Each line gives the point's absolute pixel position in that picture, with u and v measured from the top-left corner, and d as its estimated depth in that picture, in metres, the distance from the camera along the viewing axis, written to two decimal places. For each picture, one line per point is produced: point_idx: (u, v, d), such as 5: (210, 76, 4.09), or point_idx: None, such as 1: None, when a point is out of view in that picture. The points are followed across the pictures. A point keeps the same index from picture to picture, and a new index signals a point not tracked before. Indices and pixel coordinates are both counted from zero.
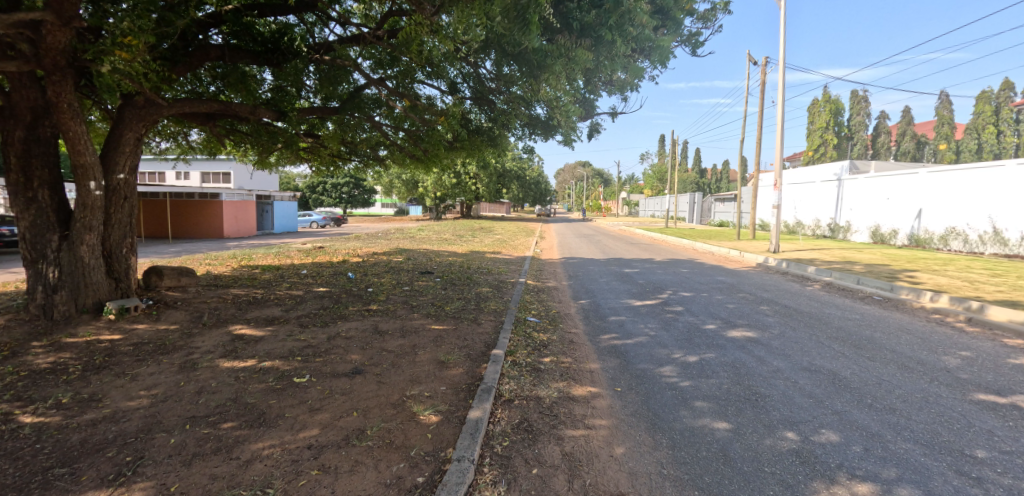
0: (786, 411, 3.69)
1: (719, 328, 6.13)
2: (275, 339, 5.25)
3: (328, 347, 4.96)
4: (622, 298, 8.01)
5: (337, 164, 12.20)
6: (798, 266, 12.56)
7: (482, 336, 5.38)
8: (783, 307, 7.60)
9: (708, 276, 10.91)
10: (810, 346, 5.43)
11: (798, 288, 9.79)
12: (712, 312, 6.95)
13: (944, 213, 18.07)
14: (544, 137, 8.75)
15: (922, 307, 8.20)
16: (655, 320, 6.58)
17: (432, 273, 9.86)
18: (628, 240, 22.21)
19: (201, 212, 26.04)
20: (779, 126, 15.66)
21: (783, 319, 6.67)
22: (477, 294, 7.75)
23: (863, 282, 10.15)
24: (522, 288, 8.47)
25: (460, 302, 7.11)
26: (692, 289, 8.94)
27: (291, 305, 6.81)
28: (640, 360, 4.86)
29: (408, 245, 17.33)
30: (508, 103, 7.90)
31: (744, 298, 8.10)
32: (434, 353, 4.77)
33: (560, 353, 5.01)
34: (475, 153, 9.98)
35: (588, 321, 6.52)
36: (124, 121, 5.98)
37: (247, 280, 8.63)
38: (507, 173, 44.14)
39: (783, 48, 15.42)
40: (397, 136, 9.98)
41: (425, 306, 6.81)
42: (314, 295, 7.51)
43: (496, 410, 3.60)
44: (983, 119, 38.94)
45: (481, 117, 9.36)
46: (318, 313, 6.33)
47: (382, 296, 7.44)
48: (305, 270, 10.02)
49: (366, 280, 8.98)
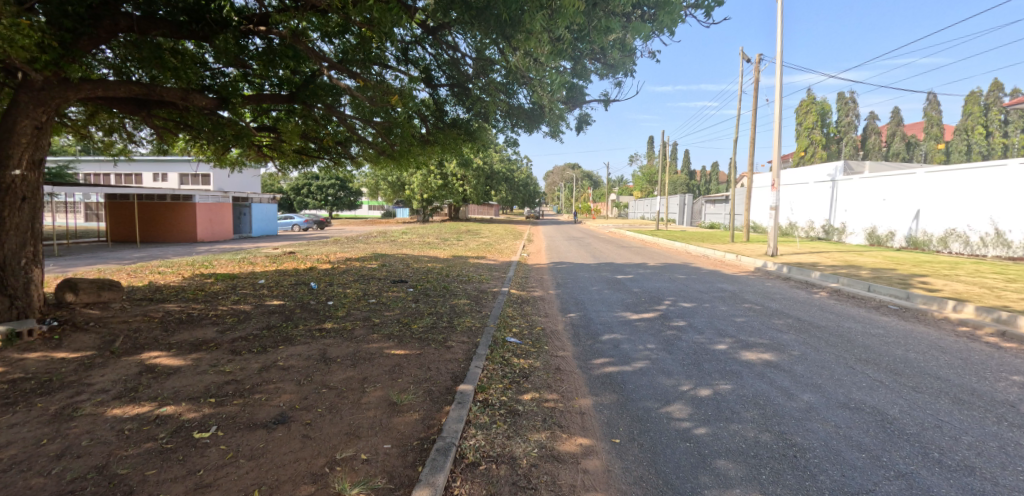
0: (836, 475, 2.82)
1: (730, 349, 5.26)
2: (194, 373, 4.25)
3: (255, 384, 3.98)
4: (616, 310, 7.12)
5: (304, 162, 11.17)
6: (800, 271, 11.80)
7: (450, 364, 4.44)
8: (796, 320, 6.76)
9: (707, 283, 10.06)
10: (840, 373, 4.58)
11: (806, 297, 8.99)
12: (719, 328, 6.08)
13: (943, 214, 17.55)
14: (528, 130, 7.85)
15: (945, 318, 7.42)
16: (655, 338, 5.70)
17: (405, 282, 8.87)
18: (620, 243, 21.39)
19: (172, 215, 24.78)
20: (777, 123, 14.96)
21: (799, 336, 5.83)
22: (452, 308, 6.79)
23: (874, 289, 9.38)
24: (503, 299, 7.53)
25: (430, 318, 6.17)
26: (693, 298, 8.09)
27: (231, 324, 5.79)
28: (641, 395, 3.96)
29: (388, 250, 16.32)
30: (486, 89, 6.96)
31: (751, 310, 7.27)
32: (386, 391, 3.80)
33: (544, 385, 4.10)
34: (452, 148, 9.06)
35: (578, 339, 5.63)
36: (18, 106, 4.97)
37: (191, 292, 7.57)
38: (495, 174, 43.14)
39: (779, 43, 14.76)
40: (368, 132, 9.10)
41: (389, 324, 5.84)
42: (264, 310, 6.48)
43: (453, 483, 2.66)
44: (972, 120, 38.99)
45: (459, 109, 8.64)
46: (258, 335, 5.32)
47: (341, 311, 6.46)
48: (262, 279, 8.94)
49: (329, 290, 7.97)
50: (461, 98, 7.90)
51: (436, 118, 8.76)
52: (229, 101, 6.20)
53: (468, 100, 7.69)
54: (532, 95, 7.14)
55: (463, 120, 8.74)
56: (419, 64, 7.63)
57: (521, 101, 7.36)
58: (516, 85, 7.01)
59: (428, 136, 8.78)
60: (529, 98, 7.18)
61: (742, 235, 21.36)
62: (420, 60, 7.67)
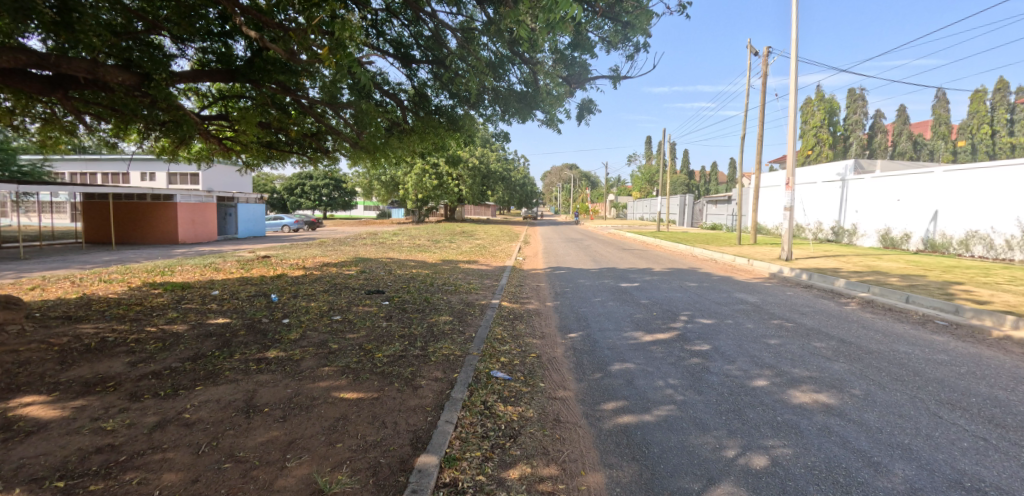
0: None
1: (773, 386, 4.20)
2: (61, 434, 3.12)
3: (136, 453, 2.87)
4: (625, 329, 6.02)
5: (276, 158, 10.05)
6: (823, 277, 10.68)
7: (414, 417, 3.32)
8: (841, 343, 5.66)
9: (723, 293, 8.96)
10: (930, 429, 3.48)
11: (838, 310, 7.92)
12: (753, 355, 5.00)
13: (963, 215, 16.53)
14: (521, 121, 6.71)
15: (1008, 337, 6.35)
16: (678, 369, 4.59)
17: (381, 292, 7.73)
18: (620, 246, 20.31)
19: (152, 216, 23.53)
20: (792, 118, 13.88)
21: (853, 367, 4.76)
22: (430, 327, 5.68)
23: (914, 301, 8.28)
24: (492, 315, 6.42)
25: (401, 342, 5.04)
26: (712, 313, 7.02)
27: (150, 353, 4.65)
28: (672, 468, 2.86)
29: (373, 253, 15.22)
30: (469, 61, 5.70)
31: (783, 328, 6.21)
32: (314, 466, 2.68)
33: (539, 453, 2.99)
34: (435, 141, 7.93)
35: (582, 371, 4.53)
36: None
37: (123, 307, 6.41)
38: (493, 174, 41.86)
39: (794, 32, 13.75)
40: (342, 122, 7.99)
41: (348, 352, 4.70)
42: (200, 333, 5.33)
43: None
44: (978, 119, 38.10)
45: (443, 96, 7.55)
46: (176, 370, 4.20)
47: (294, 334, 5.30)
48: (218, 290, 7.78)
49: (291, 303, 6.84)
50: (442, 82, 6.80)
51: (417, 106, 7.72)
52: (150, 77, 5.14)
53: (451, 81, 6.57)
54: (526, 73, 6.07)
55: (447, 107, 7.65)
56: (393, 39, 6.60)
57: (512, 82, 6.26)
58: (507, 60, 5.92)
59: (409, 127, 7.71)
60: (523, 77, 6.11)
61: (749, 237, 20.33)
62: (394, 35, 6.65)
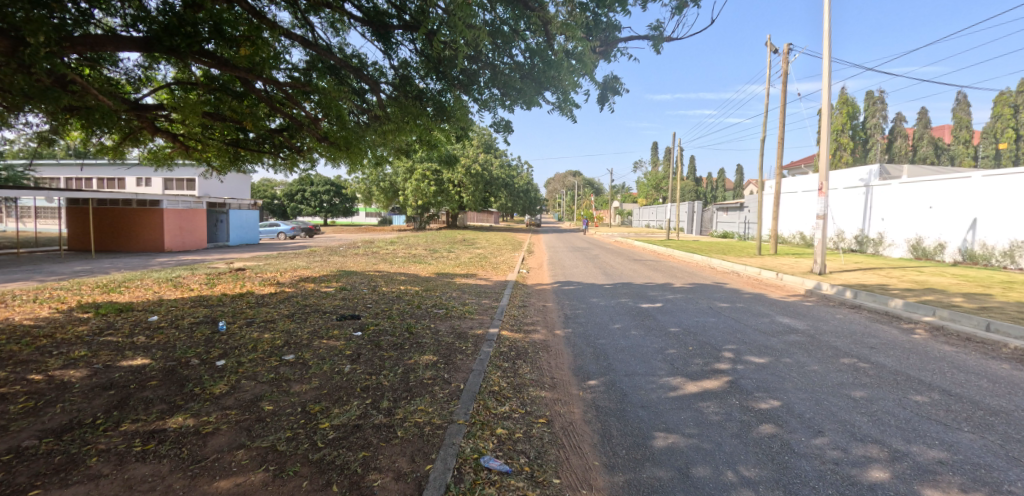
0: None
1: (900, 484, 2.81)
2: None
3: None
4: (659, 374, 4.66)
5: (245, 160, 8.81)
6: (872, 296, 9.29)
7: None
8: (947, 397, 4.26)
9: (764, 317, 7.56)
10: None
11: (907, 340, 6.52)
12: (843, 422, 3.62)
13: (1006, 223, 15.07)
14: (525, 106, 5.40)
15: None
16: (748, 447, 3.23)
17: (356, 319, 6.39)
18: (630, 256, 18.97)
19: (136, 222, 22.26)
20: (824, 121, 12.53)
21: (995, 444, 3.36)
22: (405, 374, 4.31)
23: (997, 329, 6.87)
24: (487, 353, 5.04)
25: (361, 401, 3.69)
26: (761, 347, 5.66)
27: (5, 419, 3.33)
28: None
29: (363, 265, 13.84)
30: (452, 13, 4.36)
31: (860, 372, 4.84)
32: None
33: None
34: (421, 135, 6.64)
35: (612, 451, 3.17)
36: None
37: (23, 339, 5.10)
38: (495, 180, 40.57)
39: (828, 25, 12.50)
40: (311, 110, 6.72)
41: (283, 420, 3.35)
42: (98, 383, 4.00)
43: None
44: (1002, 123, 36.81)
45: (430, 81, 6.27)
46: (20, 455, 2.88)
47: (221, 385, 3.97)
48: (158, 314, 6.44)
49: (240, 334, 5.52)
50: (429, 60, 5.54)
51: (400, 92, 6.44)
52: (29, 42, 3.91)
53: (436, 57, 5.31)
54: (534, 42, 4.84)
55: (435, 94, 6.38)
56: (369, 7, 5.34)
57: (515, 55, 5.02)
58: (508, 23, 4.67)
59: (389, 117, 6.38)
60: (530, 47, 4.88)
61: (770, 247, 18.90)
62: (370, 3, 5.40)
